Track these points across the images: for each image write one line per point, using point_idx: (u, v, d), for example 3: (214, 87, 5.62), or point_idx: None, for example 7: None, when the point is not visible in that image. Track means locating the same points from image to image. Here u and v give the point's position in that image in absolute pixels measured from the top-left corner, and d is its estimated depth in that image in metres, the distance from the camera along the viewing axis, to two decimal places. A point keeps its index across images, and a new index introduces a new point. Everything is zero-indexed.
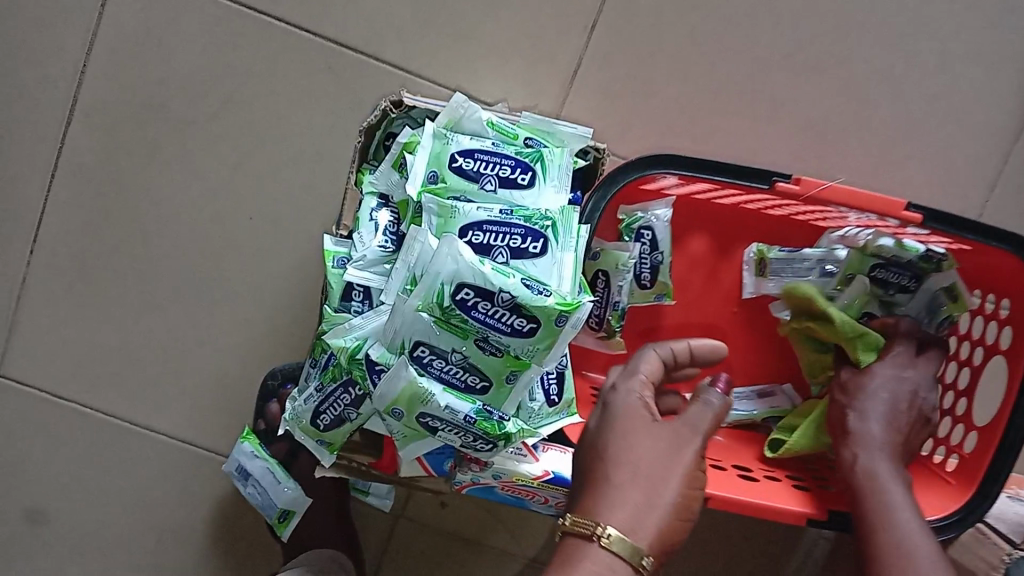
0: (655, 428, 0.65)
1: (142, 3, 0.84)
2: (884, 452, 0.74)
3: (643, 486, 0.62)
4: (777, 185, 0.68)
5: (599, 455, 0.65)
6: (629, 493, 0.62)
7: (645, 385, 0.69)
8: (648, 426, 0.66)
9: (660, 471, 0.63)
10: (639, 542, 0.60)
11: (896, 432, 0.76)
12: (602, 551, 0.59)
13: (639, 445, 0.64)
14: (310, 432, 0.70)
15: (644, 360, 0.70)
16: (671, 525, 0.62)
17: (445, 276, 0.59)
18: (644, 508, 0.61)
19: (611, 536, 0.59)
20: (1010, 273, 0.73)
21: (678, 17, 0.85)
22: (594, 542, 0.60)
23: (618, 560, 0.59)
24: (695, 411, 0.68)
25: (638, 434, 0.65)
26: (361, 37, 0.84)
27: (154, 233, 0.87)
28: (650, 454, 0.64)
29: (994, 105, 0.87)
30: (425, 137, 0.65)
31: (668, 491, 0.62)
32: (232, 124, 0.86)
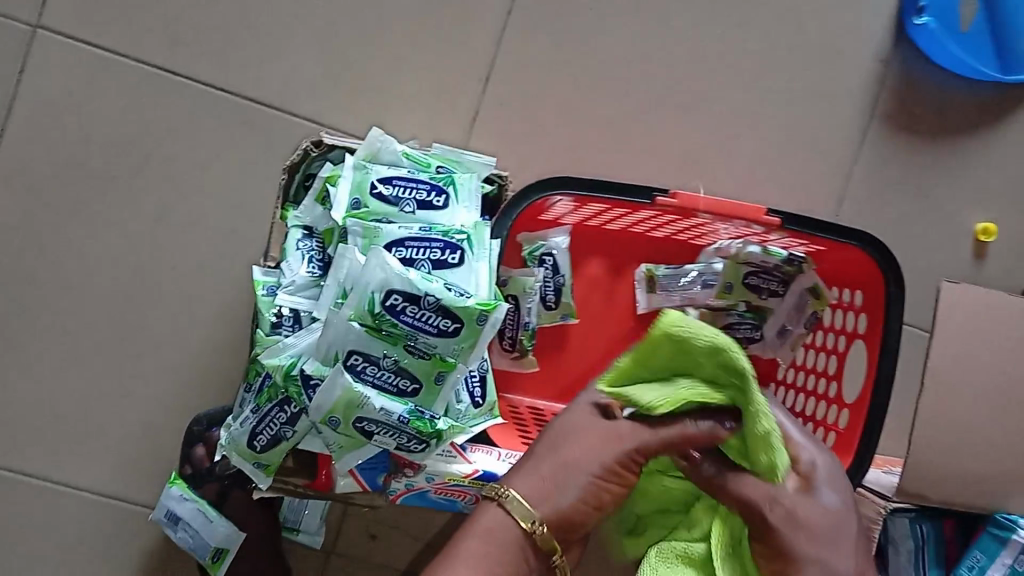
0: (597, 427, 0.68)
1: (58, 68, 0.88)
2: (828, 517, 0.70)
3: (560, 466, 0.66)
4: (657, 200, 0.78)
5: (545, 435, 0.69)
6: (540, 470, 0.66)
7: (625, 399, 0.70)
8: (598, 425, 0.68)
9: (579, 471, 0.66)
10: (534, 509, 0.64)
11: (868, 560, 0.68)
12: (498, 508, 0.65)
13: (579, 443, 0.67)
14: (247, 454, 0.73)
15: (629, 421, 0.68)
16: (575, 510, 0.65)
17: (375, 285, 0.65)
18: (548, 491, 0.65)
19: (508, 496, 0.65)
20: (863, 269, 0.85)
21: (561, 67, 0.95)
22: (494, 503, 0.65)
23: (509, 524, 0.64)
24: (669, 427, 0.67)
25: (584, 438, 0.67)
26: (275, 92, 0.91)
27: (74, 288, 0.89)
28: (586, 445, 0.67)
29: (837, 131, 1.00)
30: (347, 169, 0.72)
31: (574, 488, 0.65)
32: (151, 180, 0.90)
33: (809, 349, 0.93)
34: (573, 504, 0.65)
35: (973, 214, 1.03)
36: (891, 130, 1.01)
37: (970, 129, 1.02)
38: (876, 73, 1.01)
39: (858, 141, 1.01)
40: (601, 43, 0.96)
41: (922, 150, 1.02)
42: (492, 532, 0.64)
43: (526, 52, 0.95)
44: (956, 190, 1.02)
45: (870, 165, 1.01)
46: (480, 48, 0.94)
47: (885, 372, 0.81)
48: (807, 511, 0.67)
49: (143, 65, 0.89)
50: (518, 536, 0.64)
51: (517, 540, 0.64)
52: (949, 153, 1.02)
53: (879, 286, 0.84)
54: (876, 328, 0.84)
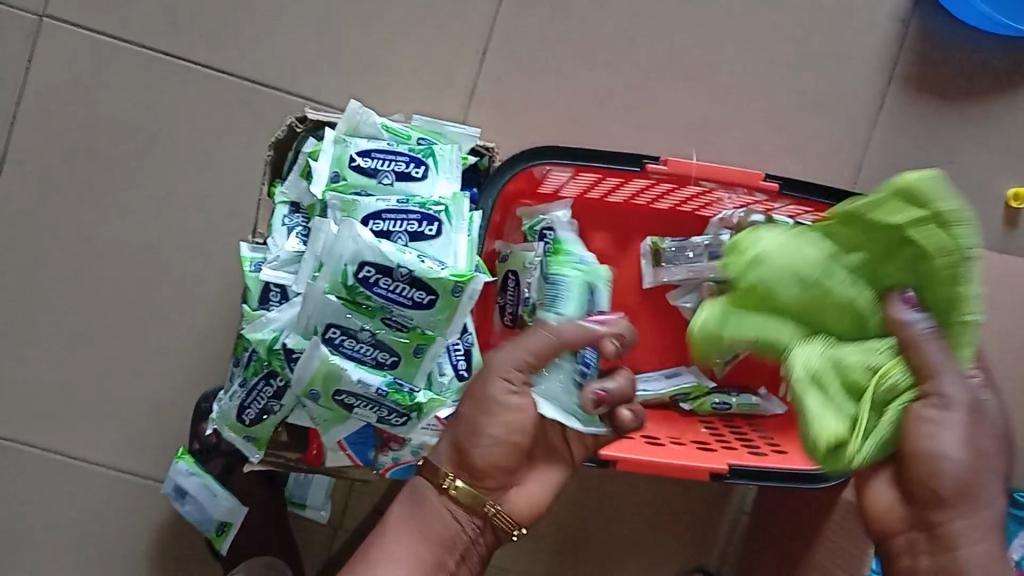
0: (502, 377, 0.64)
1: (65, 55, 0.90)
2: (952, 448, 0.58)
3: (467, 419, 0.65)
4: (647, 167, 0.76)
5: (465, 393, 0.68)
6: (450, 433, 0.66)
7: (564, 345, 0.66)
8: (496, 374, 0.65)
9: (475, 412, 0.64)
10: (447, 469, 0.65)
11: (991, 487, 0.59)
12: (421, 479, 0.67)
13: (482, 385, 0.65)
14: (237, 428, 0.74)
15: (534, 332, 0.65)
16: (487, 456, 0.64)
17: (347, 257, 0.65)
18: (460, 437, 0.65)
19: (425, 464, 0.67)
20: None
21: (560, 38, 0.94)
22: (426, 481, 0.67)
23: (434, 497, 0.66)
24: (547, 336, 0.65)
25: (484, 376, 0.65)
26: (273, 73, 0.91)
27: (85, 268, 0.92)
28: (484, 390, 0.64)
29: (853, 95, 0.96)
30: (327, 143, 0.72)
31: (480, 432, 0.64)
32: (155, 162, 0.91)
33: None
34: (488, 455, 0.64)
35: (1000, 179, 0.97)
36: (912, 93, 0.97)
37: (997, 90, 0.97)
38: (894, 33, 0.96)
39: (876, 105, 0.96)
40: (601, 11, 0.94)
41: (946, 113, 0.97)
42: (415, 501, 0.67)
43: (524, 24, 0.93)
44: (982, 154, 0.97)
45: (889, 130, 0.97)
46: (476, 20, 0.93)
47: None
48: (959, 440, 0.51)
49: (144, 49, 0.91)
50: (445, 505, 0.66)
51: (440, 503, 0.66)
52: (973, 115, 0.97)
53: None
54: None
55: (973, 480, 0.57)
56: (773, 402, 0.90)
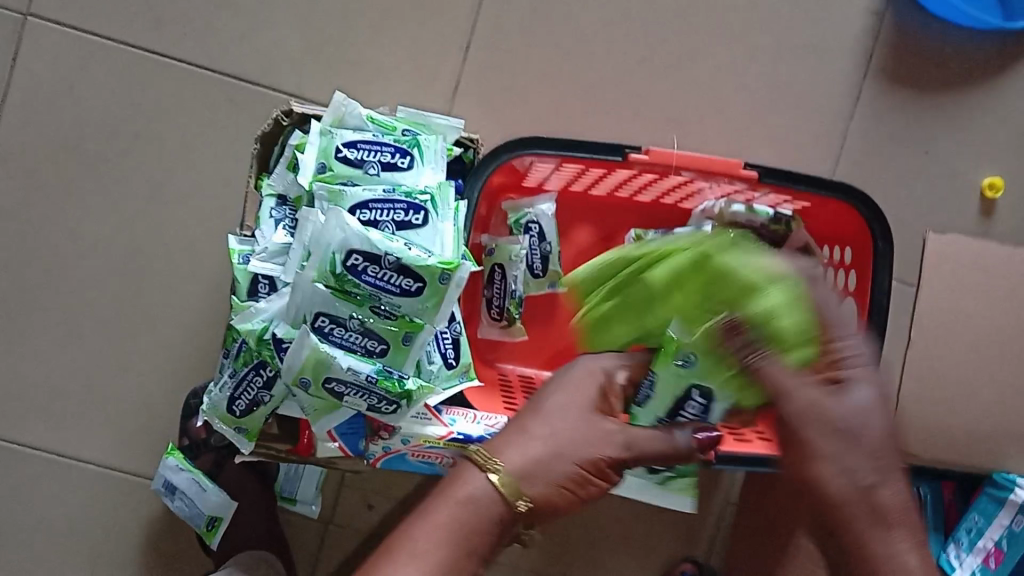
0: (592, 399, 0.68)
1: (50, 54, 0.91)
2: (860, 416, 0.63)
3: (551, 439, 0.63)
4: (629, 156, 0.77)
5: (528, 408, 0.66)
6: (530, 445, 0.63)
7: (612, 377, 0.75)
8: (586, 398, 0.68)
9: (572, 442, 0.64)
10: (523, 486, 0.61)
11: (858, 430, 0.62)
12: (482, 480, 0.60)
13: (563, 411, 0.65)
14: (227, 419, 0.74)
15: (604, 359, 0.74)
16: (554, 490, 0.63)
17: (336, 245, 0.66)
18: (547, 458, 0.63)
19: (497, 471, 0.60)
20: (850, 222, 0.83)
21: (542, 34, 0.95)
22: (481, 474, 0.60)
23: (494, 498, 0.60)
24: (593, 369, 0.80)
25: (573, 407, 0.66)
26: (258, 70, 0.92)
27: (72, 267, 0.92)
28: (571, 420, 0.65)
29: (830, 88, 0.98)
30: (313, 135, 0.72)
31: (569, 464, 0.63)
32: (141, 159, 0.92)
33: None
34: (559, 486, 0.63)
35: (976, 168, 0.99)
36: (887, 85, 0.99)
37: (970, 81, 0.99)
38: (869, 27, 0.98)
39: (852, 97, 0.98)
40: (582, 8, 0.95)
41: (920, 104, 0.99)
42: (466, 490, 0.60)
43: (506, 21, 0.95)
44: (956, 145, 0.99)
45: (865, 122, 0.98)
46: (459, 18, 0.94)
47: (876, 325, 0.79)
48: (841, 409, 0.63)
49: (130, 49, 0.91)
50: (496, 509, 0.60)
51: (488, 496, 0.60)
52: (946, 106, 0.99)
53: (866, 238, 0.82)
54: (865, 282, 0.81)
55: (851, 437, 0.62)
56: None
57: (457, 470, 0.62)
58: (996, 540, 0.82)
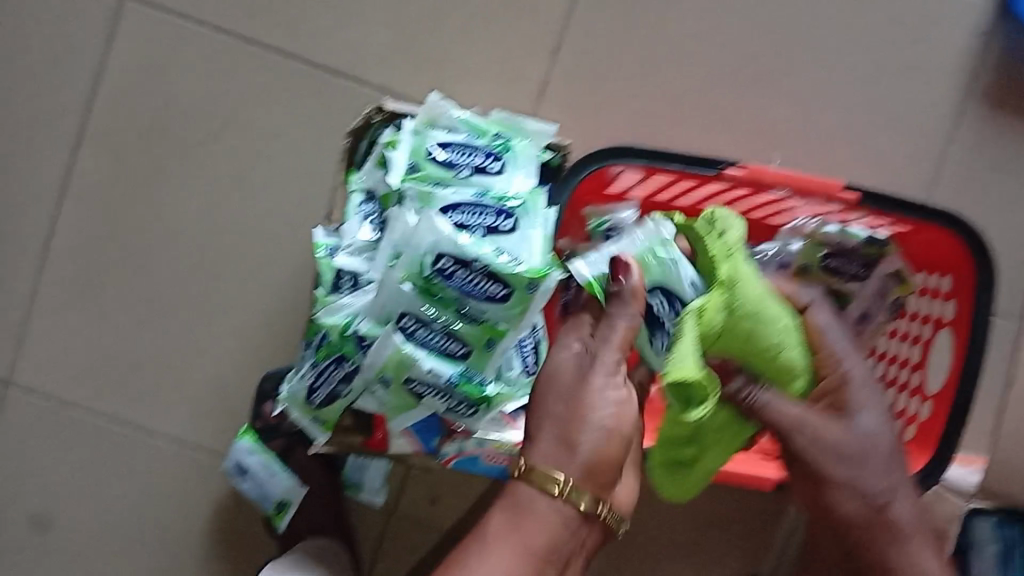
0: (573, 371, 0.64)
1: (147, 38, 0.92)
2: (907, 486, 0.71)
3: (561, 423, 0.63)
4: (724, 171, 0.75)
5: (534, 408, 0.65)
6: (545, 432, 0.64)
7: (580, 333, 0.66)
8: (575, 374, 0.64)
9: (573, 411, 0.63)
10: (559, 471, 0.63)
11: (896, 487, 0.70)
12: (523, 486, 0.64)
13: (558, 395, 0.64)
14: (305, 409, 0.75)
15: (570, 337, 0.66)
16: (594, 449, 0.63)
17: (426, 248, 0.66)
18: (563, 441, 0.63)
19: (532, 468, 0.64)
20: (947, 251, 0.81)
21: (632, 38, 0.94)
22: (524, 483, 0.64)
23: (550, 502, 0.64)
24: (558, 351, 0.66)
25: (556, 385, 0.64)
26: (347, 62, 0.92)
27: (156, 247, 0.94)
28: (567, 400, 0.64)
29: (927, 108, 0.95)
30: (406, 135, 0.73)
31: (588, 430, 0.63)
32: (230, 145, 0.93)
33: (891, 337, 0.87)
34: (593, 449, 0.63)
35: None
36: (990, 109, 0.95)
37: None
38: (974, 46, 0.94)
39: (950, 119, 0.95)
40: (674, 14, 0.94)
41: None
42: (518, 509, 0.65)
43: (596, 23, 0.93)
44: None
45: (963, 145, 0.95)
46: (549, 18, 0.93)
47: (970, 364, 0.78)
48: (853, 431, 0.69)
49: (223, 35, 0.92)
50: (558, 508, 0.64)
51: (548, 501, 0.64)
52: None
53: (965, 270, 0.80)
54: (962, 317, 0.80)
55: (862, 481, 0.69)
56: None
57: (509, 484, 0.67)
58: None
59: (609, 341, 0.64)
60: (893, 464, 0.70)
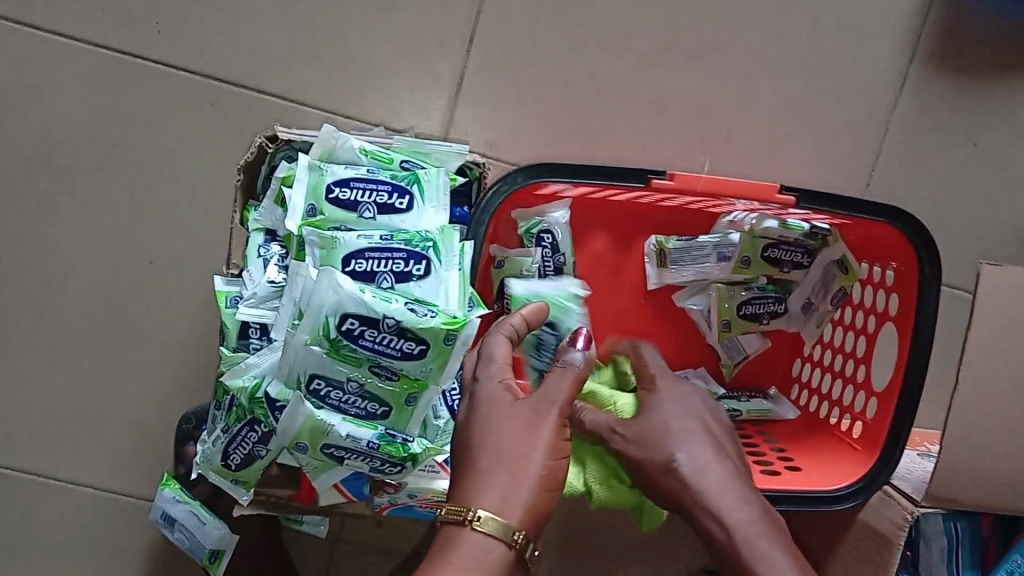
0: (519, 407, 0.58)
1: (14, 58, 0.83)
2: (690, 437, 0.65)
3: (510, 464, 0.55)
4: (653, 182, 0.70)
5: (464, 449, 0.57)
6: (496, 476, 0.55)
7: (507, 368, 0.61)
8: (508, 403, 0.58)
9: (521, 448, 0.56)
10: (513, 518, 0.53)
11: (727, 460, 0.65)
12: (474, 533, 0.53)
13: (502, 423, 0.57)
14: (222, 472, 0.70)
15: (495, 343, 0.62)
16: (544, 500, 0.56)
17: (328, 308, 0.60)
18: (510, 488, 0.54)
19: (481, 519, 0.53)
20: (890, 242, 0.76)
21: (553, 20, 0.86)
22: (467, 528, 0.53)
23: (492, 544, 0.53)
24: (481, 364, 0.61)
25: (501, 416, 0.57)
26: (242, 70, 0.84)
27: (56, 287, 0.87)
28: (512, 432, 0.56)
29: (871, 74, 0.89)
30: (301, 170, 0.65)
31: (533, 465, 0.55)
32: (121, 170, 0.85)
33: (837, 327, 0.85)
34: (545, 493, 0.55)
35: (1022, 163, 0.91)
36: (934, 71, 0.89)
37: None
38: (918, 5, 0.88)
39: (896, 85, 0.89)
40: None
41: (971, 93, 0.90)
42: (475, 565, 0.52)
43: (514, 6, 0.85)
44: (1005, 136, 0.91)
45: (909, 112, 0.90)
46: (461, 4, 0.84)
47: (915, 361, 0.73)
48: (662, 411, 0.68)
49: (100, 48, 0.83)
50: (504, 551, 0.53)
51: (495, 540, 0.53)
52: (997, 94, 0.90)
53: (912, 264, 0.74)
54: (909, 313, 0.74)
55: (653, 454, 0.65)
56: (784, 407, 0.87)
57: (438, 535, 0.55)
58: None
59: (542, 392, 0.60)
60: (689, 431, 0.66)
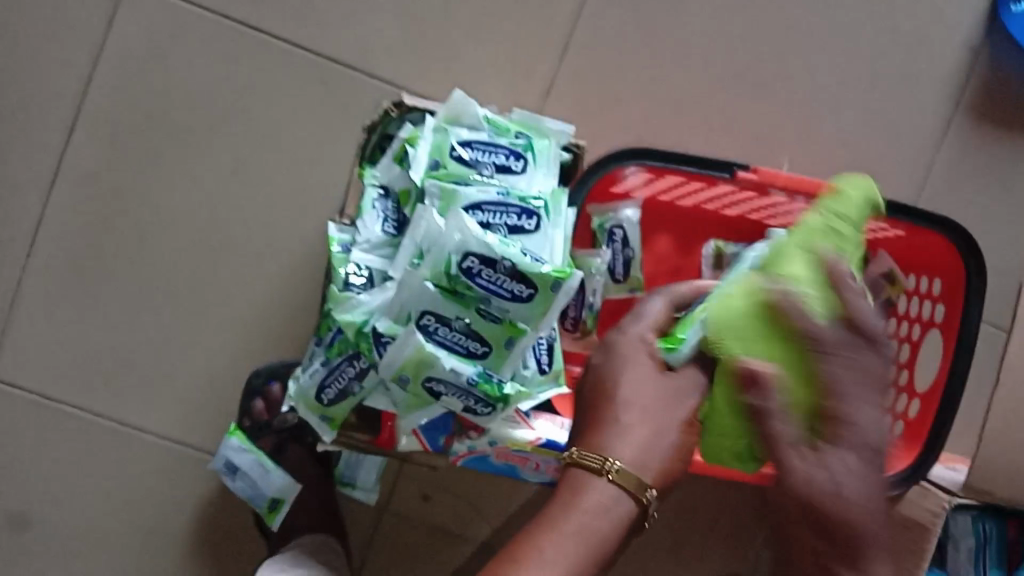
0: (664, 382, 0.65)
1: (148, 20, 0.90)
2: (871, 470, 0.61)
3: (653, 426, 0.63)
4: (737, 174, 0.77)
5: (603, 396, 0.65)
6: (635, 434, 0.63)
7: (652, 332, 0.68)
8: (654, 374, 0.66)
9: (664, 417, 0.64)
10: (645, 478, 0.61)
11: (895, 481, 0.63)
12: (608, 483, 0.61)
13: (647, 389, 0.65)
14: (313, 407, 0.74)
15: (649, 304, 0.70)
16: (670, 465, 0.64)
17: (452, 247, 0.66)
18: (649, 448, 0.62)
19: (619, 471, 0.61)
20: (940, 256, 0.83)
21: (640, 39, 0.94)
22: (603, 477, 0.60)
23: (625, 496, 0.61)
24: (635, 339, 0.68)
25: (646, 381, 0.65)
26: (354, 53, 0.91)
27: (149, 235, 0.91)
28: (656, 396, 0.64)
29: (920, 117, 0.98)
30: (427, 130, 0.72)
31: (670, 434, 0.64)
32: (228, 132, 0.91)
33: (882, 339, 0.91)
34: (672, 461, 0.64)
35: None
36: (977, 120, 0.98)
37: None
38: (965, 61, 0.98)
39: (941, 130, 0.98)
40: (682, 17, 0.94)
41: (1009, 145, 0.99)
42: (607, 509, 0.60)
43: (606, 23, 0.94)
44: None
45: (952, 156, 0.98)
46: (559, 16, 0.93)
47: (959, 368, 0.78)
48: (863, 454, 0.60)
49: (228, 20, 0.90)
50: (630, 510, 0.61)
51: (623, 496, 0.61)
52: None
53: (958, 277, 0.81)
54: (954, 319, 0.81)
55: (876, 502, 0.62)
56: None
57: (566, 477, 0.62)
58: None
59: (688, 371, 0.67)
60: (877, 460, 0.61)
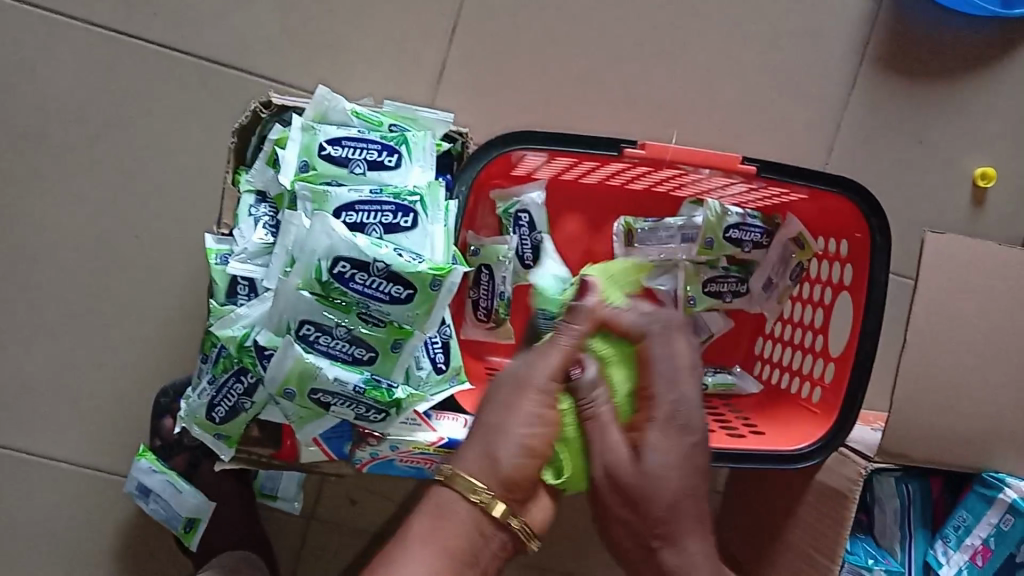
0: (510, 391, 0.65)
1: (13, 36, 0.86)
2: None
3: (485, 429, 0.64)
4: (625, 151, 0.75)
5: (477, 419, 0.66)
6: (472, 443, 0.65)
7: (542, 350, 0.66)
8: (509, 383, 0.66)
9: (499, 420, 0.64)
10: (474, 479, 0.63)
11: None
12: (444, 488, 0.64)
13: (494, 394, 0.66)
14: (206, 426, 0.71)
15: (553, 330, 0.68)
16: (512, 469, 0.63)
17: (321, 252, 0.63)
18: (484, 449, 0.64)
19: (450, 475, 0.64)
20: (842, 215, 0.81)
21: (530, 16, 0.91)
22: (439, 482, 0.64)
23: (459, 498, 0.63)
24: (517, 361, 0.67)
25: (501, 390, 0.65)
26: (233, 53, 0.88)
27: (37, 258, 0.88)
28: (500, 400, 0.65)
29: (825, 73, 0.96)
30: (294, 131, 0.69)
31: (506, 436, 0.64)
32: (109, 145, 0.88)
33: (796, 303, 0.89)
34: (512, 463, 0.63)
35: (970, 158, 0.97)
36: (884, 73, 0.96)
37: (966, 69, 0.97)
38: (866, 13, 0.95)
39: (847, 85, 0.96)
40: None
41: (917, 94, 0.97)
42: (439, 511, 0.64)
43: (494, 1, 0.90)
44: (953, 134, 0.97)
45: (860, 111, 0.96)
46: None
47: (870, 326, 0.76)
48: None
49: (97, 28, 0.86)
50: (471, 516, 0.63)
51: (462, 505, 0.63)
52: (942, 96, 0.97)
53: (863, 234, 0.79)
54: (860, 279, 0.79)
55: None
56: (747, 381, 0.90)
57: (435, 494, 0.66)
58: (983, 537, 0.84)
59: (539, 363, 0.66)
60: None
